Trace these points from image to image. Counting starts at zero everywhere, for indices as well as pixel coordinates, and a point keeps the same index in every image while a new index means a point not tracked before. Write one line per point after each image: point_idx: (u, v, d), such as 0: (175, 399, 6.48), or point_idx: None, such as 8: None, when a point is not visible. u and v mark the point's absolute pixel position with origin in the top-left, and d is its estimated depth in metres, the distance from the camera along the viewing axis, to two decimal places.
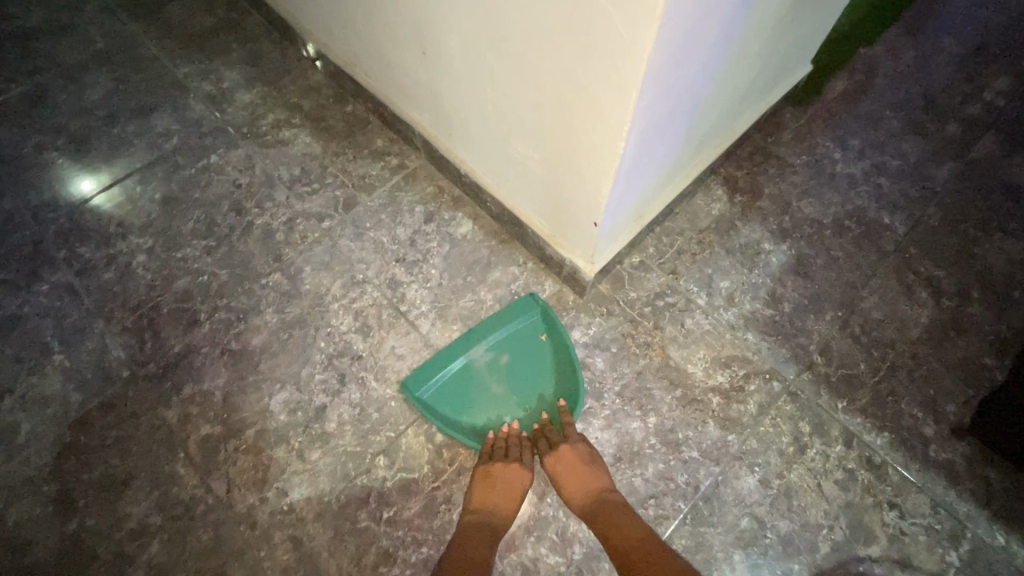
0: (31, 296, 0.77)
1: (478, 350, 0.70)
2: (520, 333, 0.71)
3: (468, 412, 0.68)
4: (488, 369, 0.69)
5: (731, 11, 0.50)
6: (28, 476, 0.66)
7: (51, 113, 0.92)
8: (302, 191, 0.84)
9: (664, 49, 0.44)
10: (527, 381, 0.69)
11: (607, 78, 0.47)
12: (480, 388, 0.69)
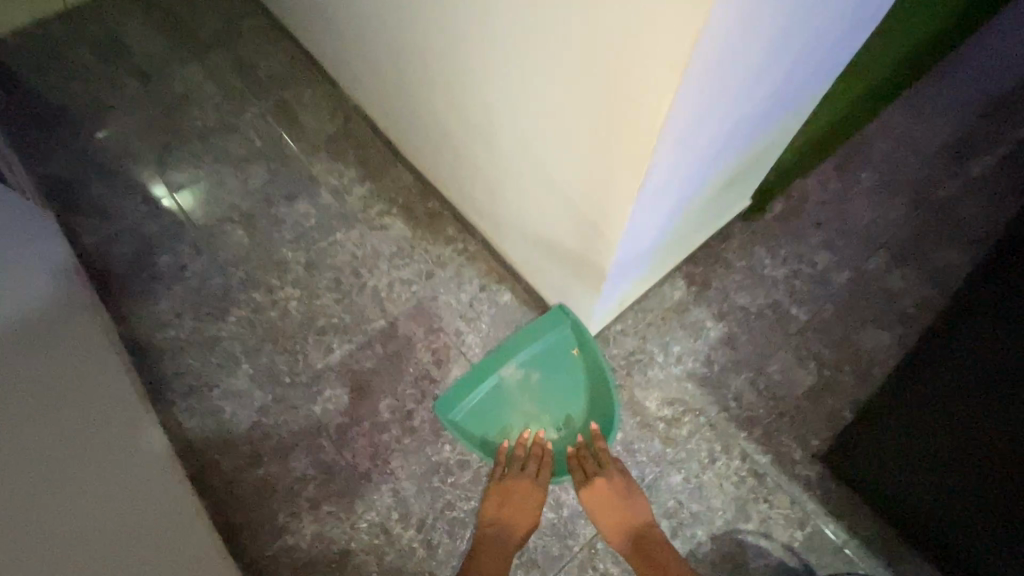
0: (225, 323, 1.18)
1: (506, 370, 1.06)
2: (547, 350, 1.07)
3: (500, 411, 1.06)
4: (521, 383, 1.06)
5: (673, 211, 0.90)
6: (233, 439, 1.07)
7: (228, 193, 1.34)
8: (398, 262, 1.24)
9: (630, 234, 0.83)
10: (553, 389, 1.06)
11: (597, 247, 0.87)
12: (508, 395, 1.06)
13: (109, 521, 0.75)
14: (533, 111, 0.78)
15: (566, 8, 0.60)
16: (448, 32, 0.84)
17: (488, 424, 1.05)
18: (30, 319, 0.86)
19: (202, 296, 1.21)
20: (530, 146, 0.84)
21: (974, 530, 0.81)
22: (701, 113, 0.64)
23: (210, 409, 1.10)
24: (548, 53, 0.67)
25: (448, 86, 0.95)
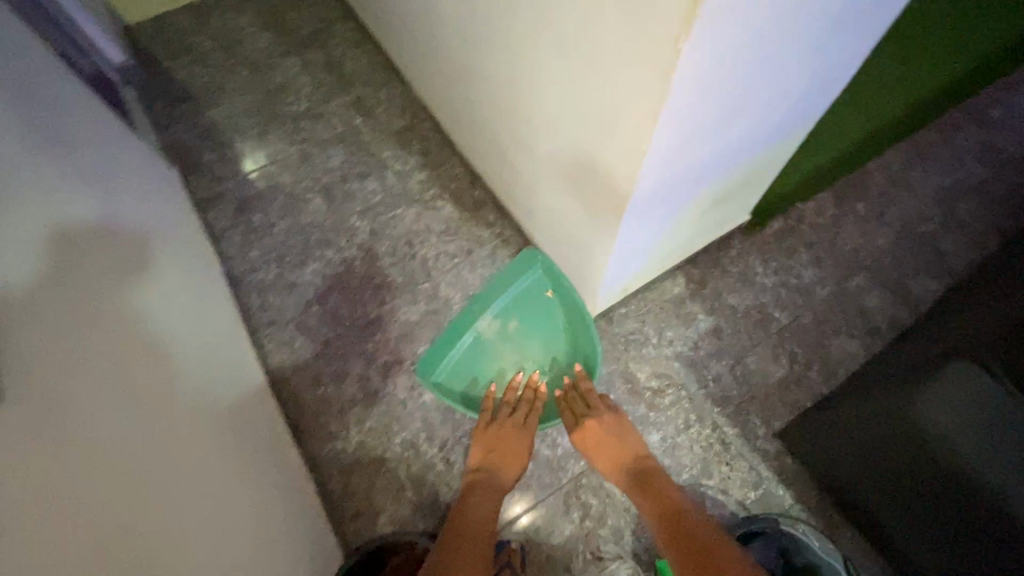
0: (302, 272, 1.45)
1: (484, 322, 1.28)
2: (524, 294, 1.28)
3: (483, 359, 1.28)
4: (502, 329, 1.28)
5: (668, 216, 1.10)
6: (302, 363, 1.33)
7: (311, 168, 1.61)
8: (445, 238, 1.49)
9: (625, 234, 1.06)
10: (531, 330, 1.28)
11: (602, 238, 1.10)
12: (489, 346, 1.28)
13: (255, 494, 0.93)
14: (561, 134, 1.02)
15: (585, 68, 0.84)
16: (504, 66, 1.08)
17: (475, 368, 1.28)
18: (176, 319, 1.02)
19: (285, 249, 1.48)
20: (558, 160, 1.09)
21: (880, 494, 1.03)
22: (679, 148, 0.86)
23: (285, 338, 1.36)
24: (573, 95, 0.91)
25: (501, 104, 1.20)
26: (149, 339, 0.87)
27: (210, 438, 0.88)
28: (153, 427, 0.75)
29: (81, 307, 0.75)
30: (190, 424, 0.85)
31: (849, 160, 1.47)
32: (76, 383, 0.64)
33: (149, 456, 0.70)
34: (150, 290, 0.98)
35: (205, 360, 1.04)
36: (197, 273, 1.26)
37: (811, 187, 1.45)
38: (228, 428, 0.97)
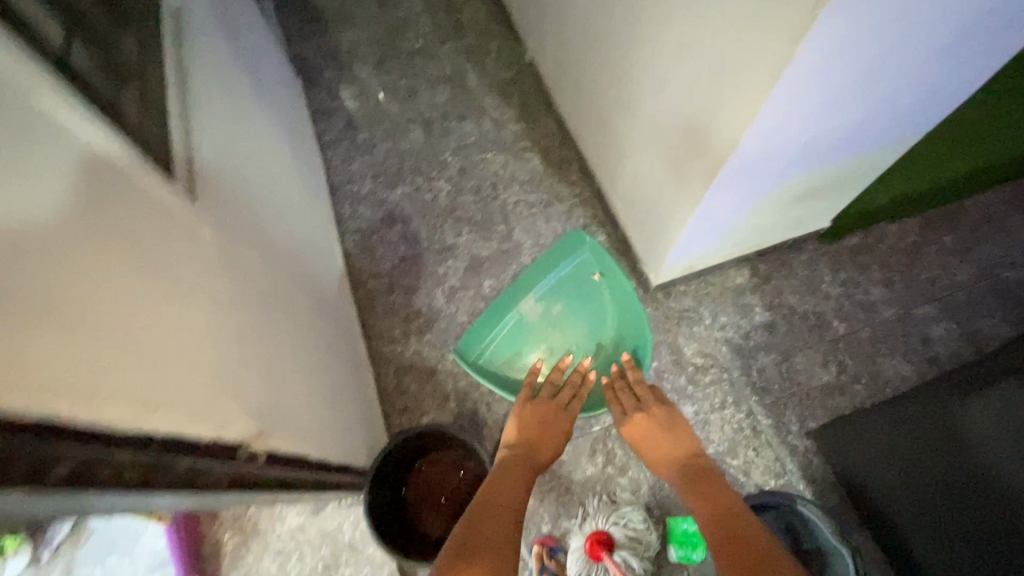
0: (392, 193, 1.57)
1: (528, 306, 1.31)
2: (569, 278, 1.31)
3: (525, 341, 1.31)
4: (546, 312, 1.31)
5: (752, 199, 1.14)
6: (378, 272, 1.46)
7: (416, 101, 1.72)
8: (527, 188, 1.57)
9: (706, 206, 1.11)
10: (575, 313, 1.31)
11: (683, 207, 1.15)
12: (532, 328, 1.31)
13: (338, 371, 1.03)
14: (671, 98, 1.06)
15: (712, 32, 0.88)
16: (625, 26, 1.13)
17: (518, 347, 1.31)
18: (295, 205, 1.13)
19: (381, 169, 1.61)
20: (661, 124, 1.13)
21: (898, 497, 1.07)
22: (779, 128, 0.90)
23: (368, 247, 1.49)
24: (693, 58, 0.95)
25: (612, 63, 1.24)
26: (277, 210, 0.98)
27: (311, 309, 0.99)
28: (277, 278, 0.85)
29: (240, 160, 0.86)
30: (299, 292, 0.95)
31: (924, 204, 1.46)
32: (242, 213, 0.76)
33: (276, 299, 0.80)
34: (280, 172, 1.10)
35: (312, 247, 1.15)
36: (309, 173, 1.39)
37: (879, 219, 1.44)
38: (324, 309, 1.08)
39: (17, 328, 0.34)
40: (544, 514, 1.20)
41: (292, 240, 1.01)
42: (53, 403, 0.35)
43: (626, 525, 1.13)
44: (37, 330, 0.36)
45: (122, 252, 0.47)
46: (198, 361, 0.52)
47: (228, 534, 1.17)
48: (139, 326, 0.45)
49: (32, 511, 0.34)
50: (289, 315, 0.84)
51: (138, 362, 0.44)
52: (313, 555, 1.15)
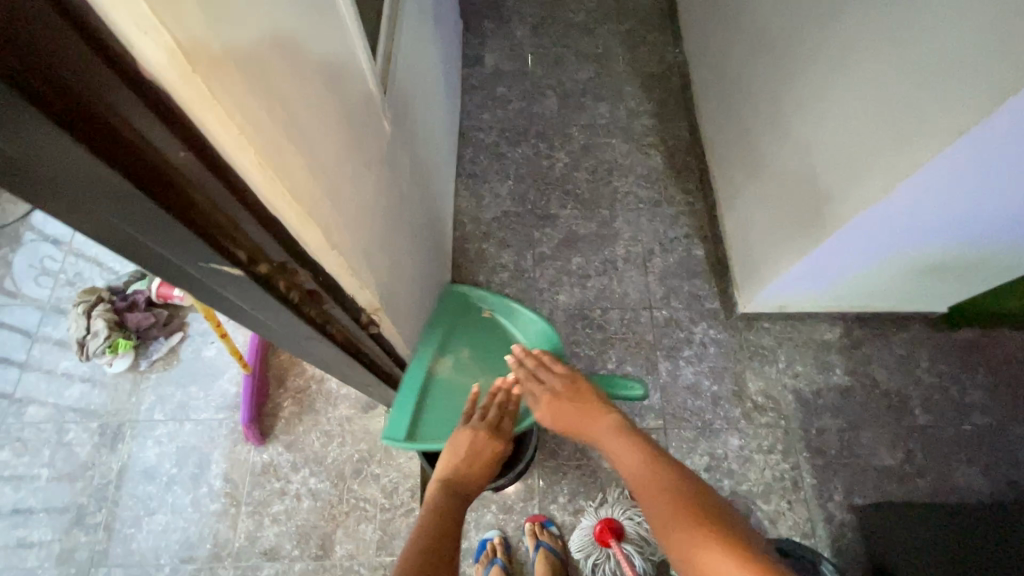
0: (513, 150, 1.63)
1: (437, 365, 1.05)
2: (461, 321, 1.11)
3: (453, 401, 1.02)
4: (457, 360, 1.06)
5: (867, 260, 1.10)
6: (479, 218, 1.54)
7: (561, 70, 1.75)
8: (642, 183, 1.59)
9: (824, 251, 1.08)
10: (487, 353, 1.09)
11: (798, 245, 1.13)
12: (451, 384, 1.04)
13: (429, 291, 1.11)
14: (819, 134, 1.03)
15: (885, 77, 0.84)
16: (794, 48, 1.10)
17: (445, 413, 1.00)
18: (436, 132, 1.20)
19: (510, 125, 1.67)
20: (800, 159, 1.10)
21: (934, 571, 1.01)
22: (933, 195, 0.86)
23: (477, 193, 1.57)
24: (857, 99, 0.91)
25: (767, 84, 1.22)
26: (426, 129, 1.06)
27: (426, 228, 1.07)
28: (413, 188, 0.92)
29: (415, 74, 0.93)
30: (422, 208, 1.03)
31: None
32: (405, 124, 0.83)
33: (409, 205, 0.88)
34: (435, 99, 1.18)
35: (439, 174, 1.23)
36: (448, 109, 1.47)
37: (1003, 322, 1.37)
38: (433, 232, 1.16)
39: (292, 147, 0.42)
40: (564, 487, 1.24)
41: (428, 160, 1.09)
42: (282, 211, 0.43)
43: (640, 524, 1.15)
44: (299, 159, 0.43)
45: (341, 115, 0.54)
46: (359, 230, 0.60)
47: (287, 402, 1.30)
48: (336, 185, 0.52)
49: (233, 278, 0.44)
50: (413, 223, 0.91)
51: (336, 210, 0.52)
52: (351, 446, 1.25)
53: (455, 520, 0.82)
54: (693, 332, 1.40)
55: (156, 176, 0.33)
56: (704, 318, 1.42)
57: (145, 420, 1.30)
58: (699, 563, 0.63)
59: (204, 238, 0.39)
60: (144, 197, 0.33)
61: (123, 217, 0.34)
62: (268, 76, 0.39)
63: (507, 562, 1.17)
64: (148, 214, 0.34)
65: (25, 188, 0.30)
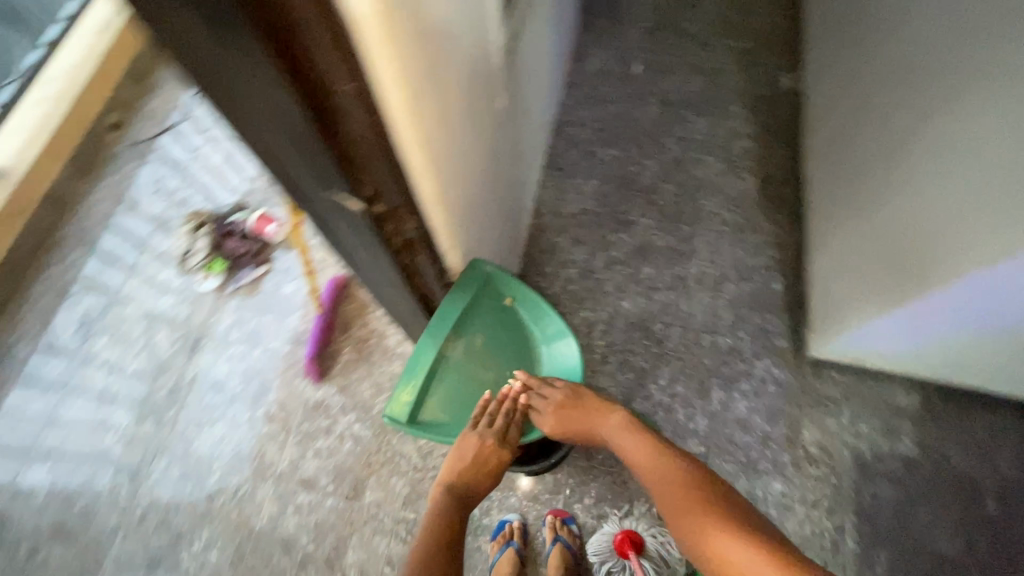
0: (605, 150, 1.63)
1: (450, 349, 1.01)
2: (479, 307, 1.03)
3: (461, 388, 1.02)
4: (472, 348, 1.03)
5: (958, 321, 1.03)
6: (558, 211, 1.55)
7: (668, 80, 1.73)
8: (730, 206, 1.54)
9: None
10: (504, 345, 1.07)
11: None
12: (462, 371, 1.02)
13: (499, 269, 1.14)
14: (938, 184, 0.95)
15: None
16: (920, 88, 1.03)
17: (452, 399, 1.01)
18: (537, 119, 1.23)
19: (606, 126, 1.66)
20: (915, 205, 1.02)
21: None
22: None
23: (560, 187, 1.58)
24: (988, 150, 0.84)
25: (885, 124, 1.15)
26: (530, 113, 1.09)
27: (509, 207, 1.10)
28: (508, 166, 0.95)
29: (533, 58, 0.95)
30: (510, 188, 1.06)
31: None
32: (516, 101, 0.85)
33: (502, 181, 0.91)
34: (542, 86, 1.20)
35: (530, 160, 1.25)
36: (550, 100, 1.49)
37: None
38: (514, 214, 1.19)
39: (422, 83, 0.44)
40: (592, 490, 1.23)
41: (525, 144, 1.12)
42: (403, 143, 0.45)
43: (663, 544, 1.15)
44: (432, 105, 0.46)
45: (472, 81, 0.57)
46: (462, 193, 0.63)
47: (347, 349, 1.37)
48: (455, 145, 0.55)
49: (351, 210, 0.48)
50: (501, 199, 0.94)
51: (445, 156, 0.54)
52: None
53: (458, 523, 0.90)
54: (755, 367, 1.35)
55: (306, 79, 0.35)
56: (770, 355, 1.37)
57: (222, 339, 1.41)
58: (707, 538, 0.69)
59: (333, 155, 0.41)
60: (296, 103, 0.36)
61: (269, 117, 0.37)
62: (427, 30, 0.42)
63: (521, 547, 1.19)
64: (292, 119, 0.37)
65: (212, 89, 0.35)
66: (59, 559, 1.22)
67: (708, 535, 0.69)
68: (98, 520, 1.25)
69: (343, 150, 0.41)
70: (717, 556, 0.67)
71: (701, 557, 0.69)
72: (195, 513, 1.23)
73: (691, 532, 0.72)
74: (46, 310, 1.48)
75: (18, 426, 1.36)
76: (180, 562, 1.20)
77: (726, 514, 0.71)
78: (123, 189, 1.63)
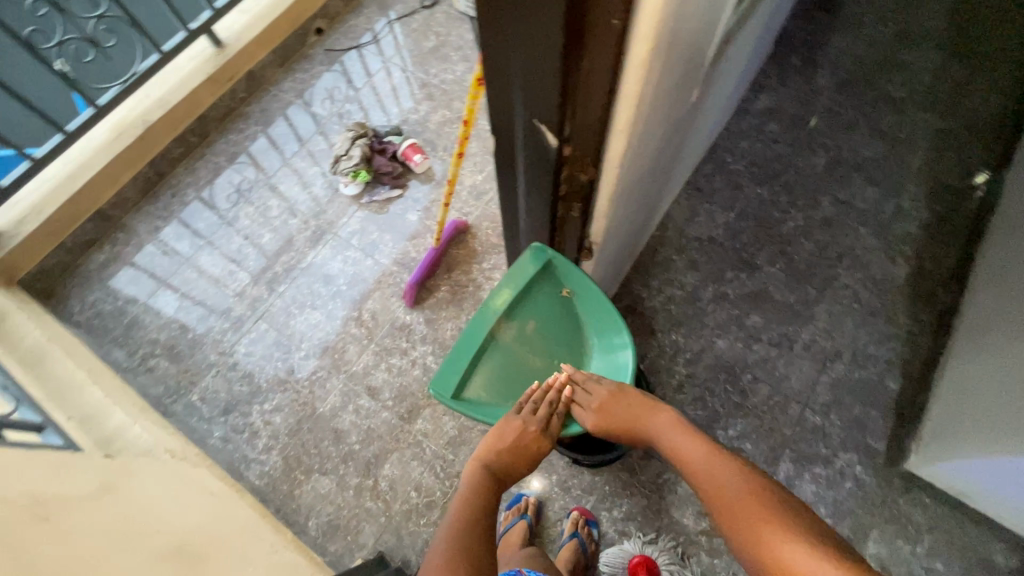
0: (752, 187, 1.56)
1: (501, 330, 1.07)
2: (536, 293, 1.06)
3: (506, 368, 1.06)
4: (521, 332, 1.07)
5: None
6: (684, 231, 1.51)
7: (845, 137, 1.61)
8: (869, 286, 1.42)
9: None
10: (557, 333, 1.07)
11: (1009, 436, 0.94)
12: (509, 351, 1.07)
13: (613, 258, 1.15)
14: None
15: None
16: None
17: (496, 378, 1.06)
18: (702, 133, 1.20)
19: (762, 164, 1.59)
20: None
21: None
22: None
23: (694, 208, 1.54)
24: None
25: None
26: (702, 121, 1.06)
27: (645, 202, 1.10)
28: (665, 161, 0.95)
29: (728, 66, 0.93)
30: (655, 185, 1.06)
31: None
32: (700, 102, 0.84)
33: (655, 173, 0.91)
34: (720, 102, 1.17)
35: (680, 168, 1.23)
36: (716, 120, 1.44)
37: None
38: (647, 212, 1.18)
39: (663, 52, 0.44)
40: (625, 505, 1.22)
41: (685, 149, 1.10)
42: (620, 106, 0.46)
43: None
44: (656, 78, 0.48)
45: (687, 66, 0.57)
46: (633, 169, 0.64)
47: (444, 288, 1.45)
48: (651, 121, 0.57)
49: (550, 153, 0.51)
50: (645, 191, 0.95)
51: (641, 129, 0.54)
52: None
53: (485, 497, 0.90)
54: (837, 456, 1.25)
55: (578, 10, 0.36)
56: (858, 450, 1.26)
57: (343, 240, 1.55)
58: (767, 540, 0.67)
59: (556, 83, 0.42)
60: (561, 42, 0.38)
61: (526, 20, 0.39)
62: (685, 9, 0.43)
63: (533, 522, 1.21)
64: (542, 32, 0.39)
65: None
66: (162, 371, 1.40)
67: (772, 544, 0.66)
68: (200, 352, 1.42)
69: (568, 84, 0.43)
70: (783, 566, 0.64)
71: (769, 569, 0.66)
72: (275, 378, 1.37)
73: (753, 541, 0.69)
74: (216, 166, 1.69)
75: (165, 252, 1.57)
76: (250, 414, 1.33)
77: (788, 521, 0.68)
78: (307, 86, 1.82)
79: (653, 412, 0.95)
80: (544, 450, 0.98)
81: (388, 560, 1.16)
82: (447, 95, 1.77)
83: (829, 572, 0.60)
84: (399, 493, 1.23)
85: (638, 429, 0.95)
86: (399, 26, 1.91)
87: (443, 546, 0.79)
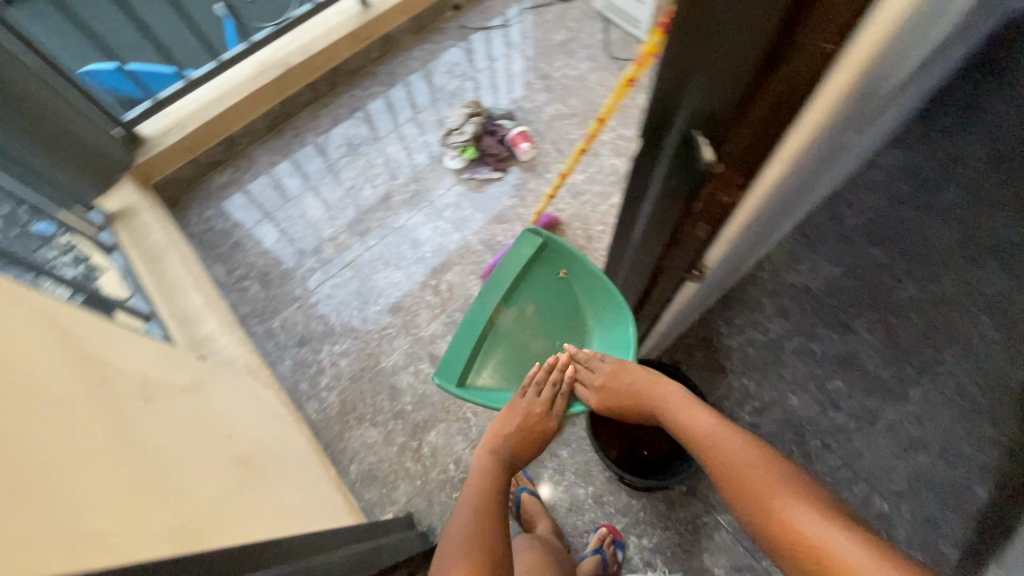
0: (866, 246, 1.45)
1: (502, 312, 1.19)
2: (535, 277, 1.19)
3: (505, 346, 1.17)
4: (521, 314, 1.18)
5: None
6: (780, 275, 1.44)
7: (988, 214, 1.46)
8: (978, 380, 1.29)
9: None
10: (554, 315, 1.16)
11: None
12: (509, 332, 1.18)
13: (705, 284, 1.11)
14: None
15: None
16: None
17: (495, 357, 1.17)
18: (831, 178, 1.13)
19: (884, 224, 1.47)
20: None
21: None
22: None
23: (797, 254, 1.46)
24: None
25: None
26: (839, 164, 1.00)
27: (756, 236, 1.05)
28: (795, 199, 0.90)
29: (889, 115, 0.86)
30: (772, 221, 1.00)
31: None
32: (852, 146, 0.78)
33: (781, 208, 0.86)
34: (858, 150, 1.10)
35: (798, 210, 1.16)
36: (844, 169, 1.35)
37: None
38: (753, 245, 1.13)
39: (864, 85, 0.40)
40: (656, 536, 1.18)
41: (813, 190, 1.04)
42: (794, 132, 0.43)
43: None
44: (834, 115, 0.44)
45: (864, 106, 0.53)
46: (772, 203, 0.61)
47: None
48: (810, 156, 0.53)
49: (697, 166, 0.49)
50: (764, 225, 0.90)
51: (808, 160, 0.50)
52: None
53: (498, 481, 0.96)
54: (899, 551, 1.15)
55: (791, 22, 0.34)
56: (922, 552, 1.15)
57: (437, 209, 1.60)
58: (780, 514, 0.64)
59: (738, 90, 0.40)
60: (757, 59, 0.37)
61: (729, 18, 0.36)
62: (895, 48, 0.40)
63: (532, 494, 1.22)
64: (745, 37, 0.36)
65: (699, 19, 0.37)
66: (253, 293, 1.51)
67: (785, 519, 0.63)
68: (288, 285, 1.52)
69: (750, 97, 0.40)
70: (792, 540, 0.62)
71: (779, 545, 0.63)
72: (348, 325, 1.44)
73: (762, 516, 0.66)
74: (337, 117, 1.79)
75: (276, 186, 1.69)
76: (320, 351, 1.41)
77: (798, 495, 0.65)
78: (434, 57, 1.89)
79: (657, 385, 0.93)
80: (552, 431, 1.03)
81: (416, 522, 1.19)
82: (566, 90, 1.77)
83: (843, 542, 0.57)
84: (438, 461, 1.26)
85: (643, 404, 0.94)
86: (532, 15, 1.93)
87: (455, 529, 0.84)
